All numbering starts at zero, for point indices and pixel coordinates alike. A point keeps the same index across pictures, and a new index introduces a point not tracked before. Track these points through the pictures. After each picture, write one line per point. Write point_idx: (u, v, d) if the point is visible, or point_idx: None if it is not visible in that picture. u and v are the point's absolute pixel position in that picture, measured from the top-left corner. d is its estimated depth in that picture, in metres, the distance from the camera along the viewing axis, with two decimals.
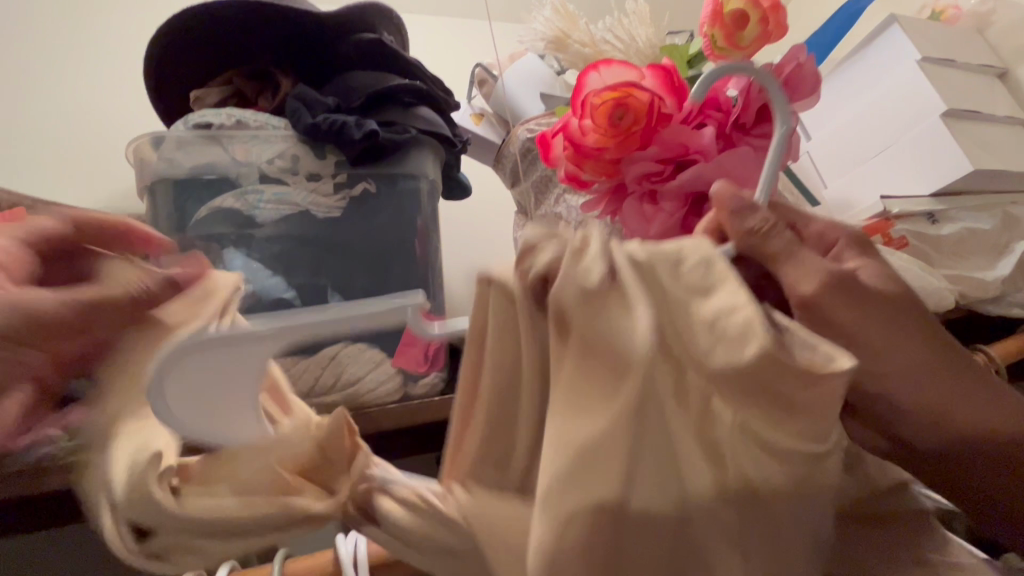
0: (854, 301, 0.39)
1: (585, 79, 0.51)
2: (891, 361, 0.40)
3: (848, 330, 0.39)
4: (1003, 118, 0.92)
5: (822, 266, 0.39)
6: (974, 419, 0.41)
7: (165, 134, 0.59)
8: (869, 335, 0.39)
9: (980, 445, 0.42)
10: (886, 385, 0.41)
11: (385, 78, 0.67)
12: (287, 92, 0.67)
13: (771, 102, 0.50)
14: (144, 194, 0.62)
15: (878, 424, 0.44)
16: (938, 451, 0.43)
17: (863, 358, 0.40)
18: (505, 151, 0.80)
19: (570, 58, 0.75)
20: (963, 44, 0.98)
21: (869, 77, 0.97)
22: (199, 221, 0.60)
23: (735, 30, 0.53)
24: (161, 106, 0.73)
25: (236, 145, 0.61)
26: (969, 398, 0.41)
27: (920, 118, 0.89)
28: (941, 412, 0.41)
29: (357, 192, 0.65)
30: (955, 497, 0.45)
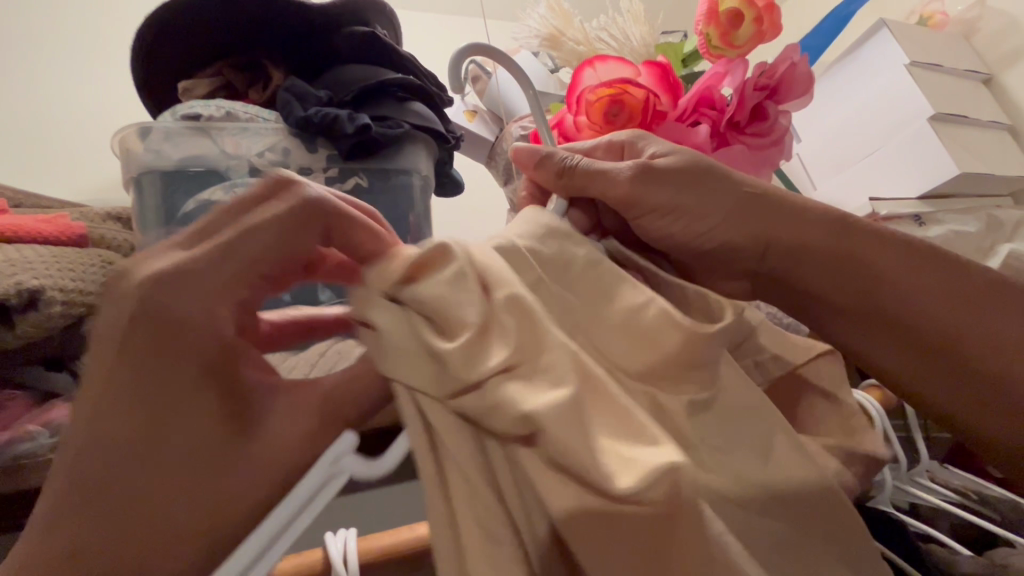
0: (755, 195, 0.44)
1: (580, 75, 0.51)
2: (796, 241, 0.44)
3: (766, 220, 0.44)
4: (987, 122, 0.94)
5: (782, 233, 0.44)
6: (874, 279, 0.45)
7: (152, 125, 0.58)
8: (823, 271, 0.45)
9: (891, 304, 0.45)
10: (788, 260, 0.45)
11: (379, 71, 0.67)
12: (278, 85, 0.66)
13: (765, 101, 0.50)
14: (131, 187, 0.60)
15: (799, 308, 0.48)
16: (860, 314, 0.46)
17: (778, 246, 0.44)
18: (499, 148, 0.80)
19: (564, 55, 0.74)
20: (951, 49, 0.99)
21: (858, 79, 0.98)
22: (187, 214, 0.59)
23: (730, 29, 0.53)
24: (149, 96, 0.72)
25: (226, 137, 0.60)
26: (863, 269, 0.45)
27: (908, 121, 0.90)
28: (838, 282, 0.45)
29: (349, 187, 0.64)
30: (994, 360, 0.44)
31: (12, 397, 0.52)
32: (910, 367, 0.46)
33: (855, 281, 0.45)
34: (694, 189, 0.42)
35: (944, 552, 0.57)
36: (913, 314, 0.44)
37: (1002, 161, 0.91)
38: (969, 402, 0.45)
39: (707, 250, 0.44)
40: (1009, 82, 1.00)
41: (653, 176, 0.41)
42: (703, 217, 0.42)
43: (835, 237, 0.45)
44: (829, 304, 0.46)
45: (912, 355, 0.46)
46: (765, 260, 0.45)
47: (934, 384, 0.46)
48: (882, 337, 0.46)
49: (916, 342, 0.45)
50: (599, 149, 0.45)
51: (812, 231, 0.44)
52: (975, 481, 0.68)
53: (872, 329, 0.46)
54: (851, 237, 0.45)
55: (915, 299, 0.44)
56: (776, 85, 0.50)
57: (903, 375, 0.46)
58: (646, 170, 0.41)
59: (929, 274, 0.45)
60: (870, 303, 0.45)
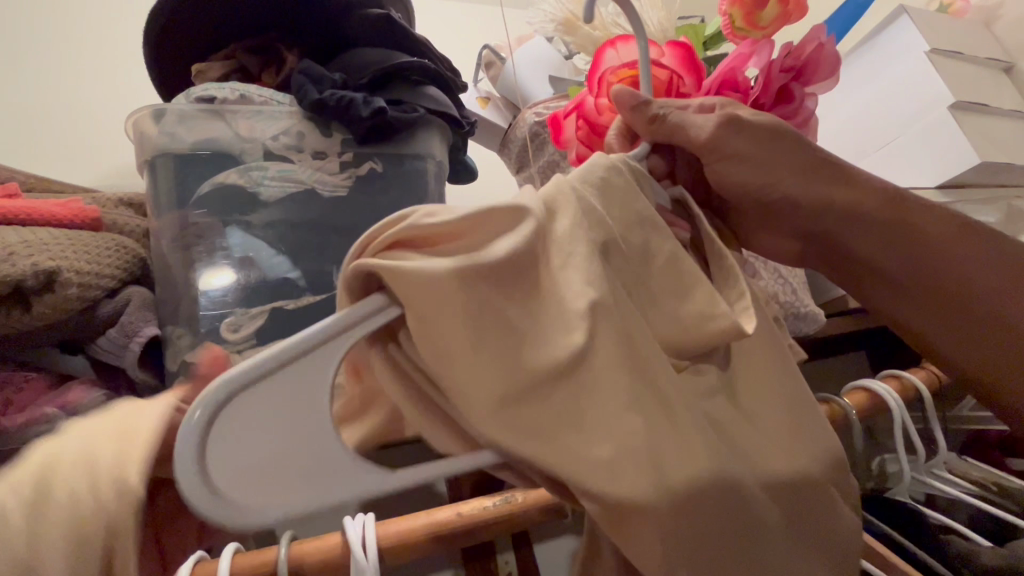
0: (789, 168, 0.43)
1: (602, 56, 0.50)
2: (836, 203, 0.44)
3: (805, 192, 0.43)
4: (1008, 111, 0.92)
5: (821, 205, 0.44)
6: (919, 243, 0.44)
7: (166, 107, 0.57)
8: (866, 233, 0.44)
9: (935, 269, 0.44)
10: (831, 222, 0.44)
11: (394, 55, 0.66)
12: (292, 68, 0.65)
13: (791, 83, 0.49)
14: (144, 169, 0.60)
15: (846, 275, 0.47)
16: (906, 282, 0.45)
17: (819, 212, 0.44)
18: (512, 135, 0.79)
19: (580, 41, 0.73)
20: (972, 37, 0.97)
21: (877, 67, 0.96)
22: (201, 197, 0.58)
23: (754, 10, 0.52)
24: (161, 79, 0.71)
25: (240, 120, 0.60)
26: (908, 231, 0.44)
27: (928, 109, 0.88)
28: (882, 245, 0.44)
29: (363, 171, 0.64)
30: None
31: (30, 379, 0.52)
32: (971, 340, 0.44)
33: (904, 251, 0.44)
34: (761, 144, 0.42)
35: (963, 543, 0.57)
36: (957, 279, 0.44)
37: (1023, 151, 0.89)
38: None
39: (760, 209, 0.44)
40: None
41: (736, 129, 0.41)
42: (763, 177, 0.42)
43: (889, 207, 0.45)
44: (875, 274, 0.46)
45: (970, 328, 0.44)
46: (809, 222, 0.45)
47: (999, 358, 0.44)
48: (926, 310, 0.45)
49: (965, 315, 0.44)
50: (690, 108, 0.42)
51: (856, 198, 0.44)
52: (994, 472, 0.67)
53: (911, 294, 0.45)
54: (905, 208, 0.45)
55: (960, 265, 0.44)
56: (802, 67, 0.49)
57: (949, 349, 0.45)
58: (733, 120, 0.41)
59: (965, 241, 0.45)
60: (917, 276, 0.44)
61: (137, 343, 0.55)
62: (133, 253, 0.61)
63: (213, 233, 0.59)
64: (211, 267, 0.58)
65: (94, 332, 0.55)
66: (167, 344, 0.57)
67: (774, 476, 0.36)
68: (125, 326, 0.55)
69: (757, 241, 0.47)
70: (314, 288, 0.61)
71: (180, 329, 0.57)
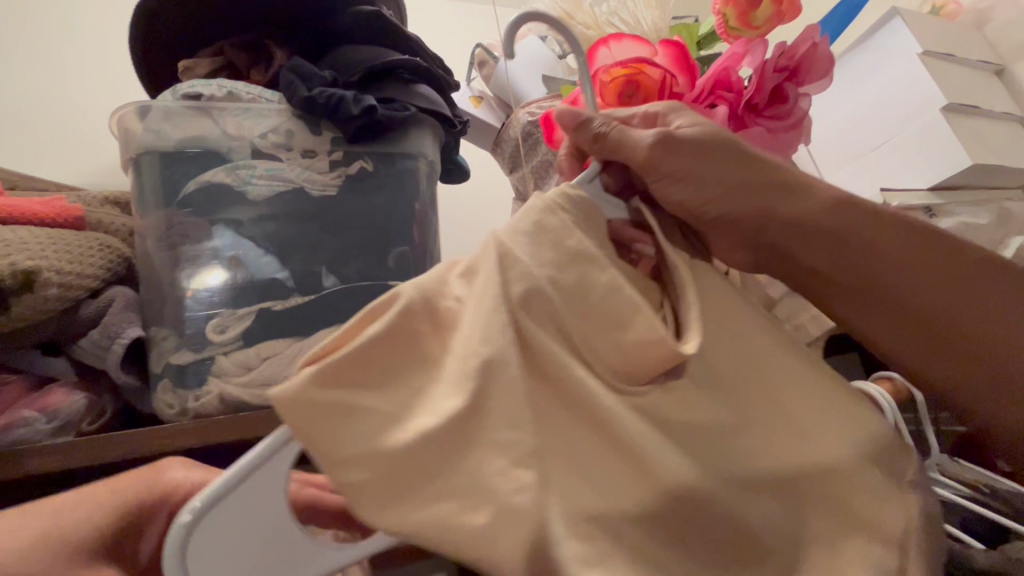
0: (768, 171, 0.44)
1: (595, 54, 0.50)
2: (794, 212, 0.44)
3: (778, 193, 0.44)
4: (999, 113, 0.92)
5: (807, 207, 0.44)
6: (879, 250, 0.44)
7: (151, 104, 0.56)
8: (824, 241, 0.44)
9: (897, 278, 0.44)
10: (787, 231, 0.44)
11: (385, 52, 0.65)
12: (281, 64, 0.64)
13: (784, 83, 0.49)
14: (129, 167, 0.59)
15: (807, 285, 0.47)
16: (868, 291, 0.44)
17: (787, 214, 0.44)
18: (505, 135, 0.78)
19: (573, 40, 0.72)
20: (963, 39, 0.98)
21: (870, 69, 0.96)
22: (188, 196, 0.57)
23: (748, 9, 0.52)
24: (148, 74, 0.70)
25: (228, 118, 0.59)
26: (868, 240, 0.44)
27: (920, 111, 0.88)
28: (843, 255, 0.44)
29: (354, 170, 0.63)
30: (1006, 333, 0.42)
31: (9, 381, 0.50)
32: (931, 347, 0.44)
33: (857, 262, 0.44)
34: (705, 159, 0.42)
35: (957, 546, 0.56)
36: (917, 288, 0.43)
37: (1013, 153, 0.90)
38: (993, 381, 0.43)
39: (731, 216, 0.44)
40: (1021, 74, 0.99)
41: (673, 146, 0.41)
42: (716, 186, 0.42)
43: (842, 216, 0.44)
44: (831, 284, 0.45)
45: (930, 334, 0.44)
46: (765, 232, 0.45)
47: (959, 365, 0.44)
48: (883, 319, 0.45)
49: (919, 323, 0.44)
50: (635, 120, 0.44)
51: (810, 207, 0.44)
52: (987, 475, 0.67)
53: (873, 304, 0.45)
54: (859, 217, 0.44)
55: (921, 273, 0.43)
56: (795, 67, 0.49)
57: (904, 356, 0.45)
58: (668, 138, 0.41)
59: (929, 247, 0.44)
60: (873, 286, 0.44)
61: (120, 345, 0.54)
62: (117, 253, 0.60)
63: (199, 233, 0.57)
64: (199, 270, 0.57)
65: (76, 333, 0.54)
66: (151, 345, 0.56)
67: (775, 476, 0.35)
68: (108, 327, 0.54)
69: (748, 247, 0.46)
70: (301, 288, 0.60)
71: (165, 331, 0.56)
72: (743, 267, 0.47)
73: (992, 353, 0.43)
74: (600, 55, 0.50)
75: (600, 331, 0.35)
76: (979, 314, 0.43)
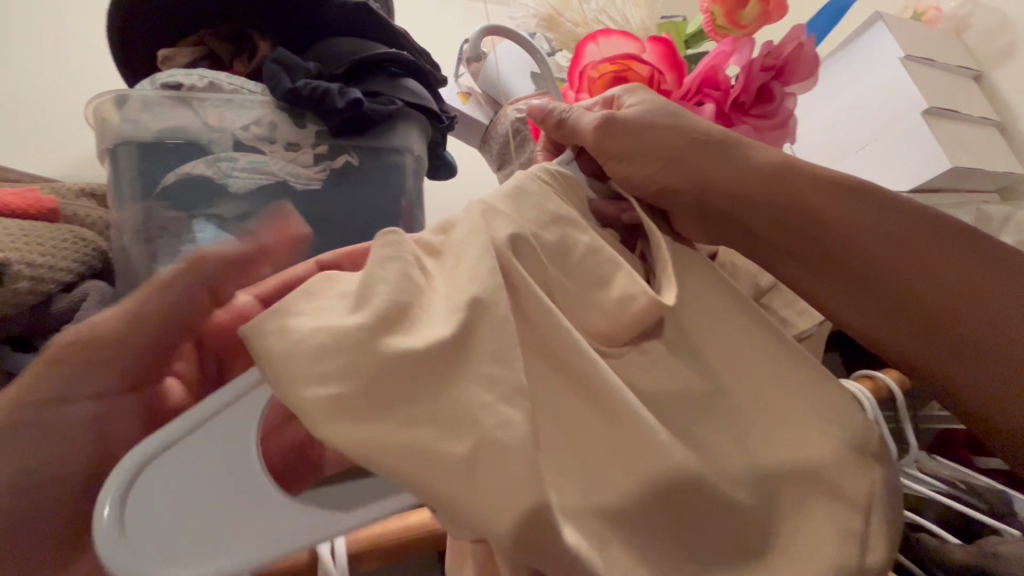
0: (746, 167, 0.44)
1: (583, 50, 0.50)
2: (744, 181, 0.43)
3: (751, 178, 0.44)
4: (977, 118, 0.94)
5: (792, 196, 0.43)
6: (833, 217, 0.43)
7: (129, 93, 0.54)
8: (778, 210, 0.44)
9: (851, 245, 0.43)
10: (740, 198, 0.44)
11: (372, 45, 0.64)
12: (265, 56, 0.63)
13: (770, 82, 0.49)
14: (105, 157, 0.57)
15: (768, 257, 0.46)
16: (825, 259, 0.44)
17: (751, 188, 0.43)
18: (493, 131, 0.78)
19: (562, 38, 0.72)
20: (943, 44, 1.00)
21: (853, 72, 0.98)
22: (166, 188, 0.56)
23: (736, 8, 0.52)
24: (127, 63, 0.68)
25: (209, 109, 0.57)
26: (820, 205, 0.43)
27: (902, 113, 0.90)
28: (798, 221, 0.44)
29: (339, 164, 0.62)
30: (965, 299, 0.41)
31: None
32: (891, 317, 0.43)
33: (836, 240, 0.43)
34: (654, 146, 0.43)
35: (934, 542, 0.57)
36: (872, 254, 0.43)
37: (990, 156, 0.92)
38: (955, 349, 0.41)
39: (694, 188, 0.44)
40: (998, 79, 1.01)
41: (614, 129, 0.43)
42: (683, 177, 0.43)
43: (820, 195, 0.44)
44: (809, 265, 0.44)
45: (889, 303, 0.43)
46: (724, 199, 0.44)
47: (923, 335, 0.42)
48: (861, 299, 0.43)
49: (902, 304, 0.42)
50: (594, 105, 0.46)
51: (757, 178, 0.44)
52: (963, 471, 0.68)
53: (831, 272, 0.44)
54: (836, 196, 0.44)
55: (877, 240, 0.43)
56: (782, 66, 0.49)
57: (886, 340, 0.43)
58: (610, 121, 0.43)
59: (881, 214, 0.44)
60: (850, 265, 0.43)
61: None
62: (92, 245, 0.59)
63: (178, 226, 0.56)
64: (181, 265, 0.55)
65: (48, 328, 0.52)
66: None
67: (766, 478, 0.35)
68: (82, 321, 0.52)
69: (733, 238, 0.46)
70: None
71: None
72: (699, 239, 0.46)
73: (953, 318, 0.41)
74: (588, 52, 0.50)
75: (585, 322, 0.36)
76: (937, 279, 0.42)
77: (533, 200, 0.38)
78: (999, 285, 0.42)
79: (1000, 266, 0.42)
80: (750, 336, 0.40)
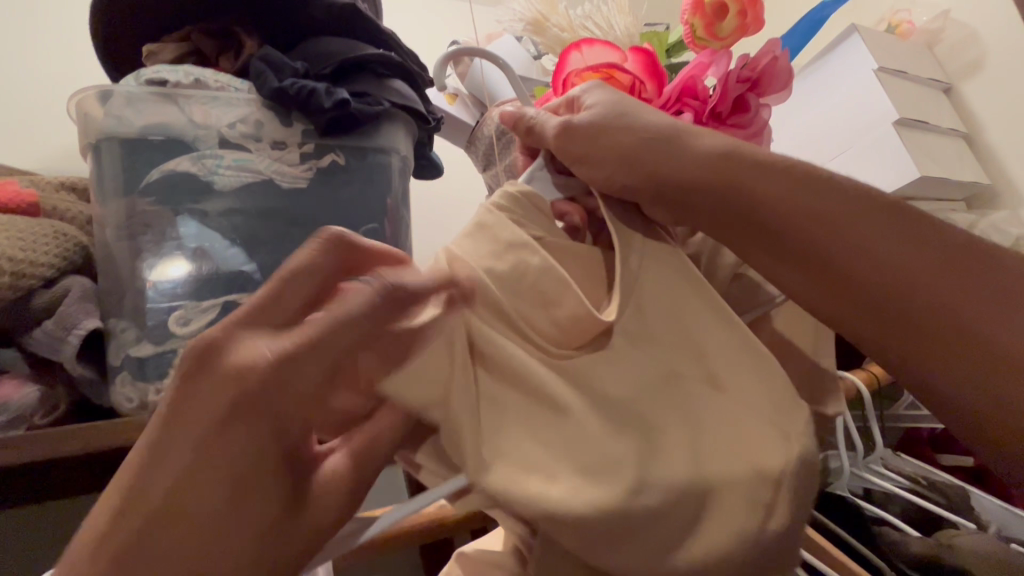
0: (708, 151, 0.43)
1: (567, 58, 0.51)
2: (705, 165, 0.43)
3: (715, 163, 0.43)
4: (945, 129, 0.98)
5: (757, 182, 0.42)
6: (794, 204, 0.42)
7: (113, 88, 0.54)
8: (740, 195, 0.42)
9: (813, 232, 0.42)
10: (704, 183, 0.42)
11: (359, 45, 0.65)
12: (252, 54, 0.63)
13: (746, 94, 0.51)
14: (88, 152, 0.57)
15: (735, 245, 0.44)
16: (791, 247, 0.42)
17: (713, 173, 0.42)
18: (479, 133, 0.79)
19: (548, 42, 0.73)
20: (916, 57, 1.03)
21: (830, 81, 1.01)
22: (150, 185, 0.56)
23: (715, 21, 0.54)
24: (110, 56, 0.68)
25: (194, 106, 0.57)
26: (780, 190, 0.42)
27: (875, 123, 0.93)
28: (761, 208, 0.42)
29: (325, 164, 0.63)
30: (933, 282, 0.40)
31: None
32: (860, 305, 0.41)
33: (812, 234, 0.42)
34: (610, 142, 0.43)
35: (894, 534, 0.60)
36: (835, 240, 0.41)
37: (957, 167, 0.95)
38: (929, 335, 0.40)
39: (655, 175, 0.43)
40: (966, 92, 1.05)
41: (574, 134, 0.43)
42: (639, 175, 0.43)
43: (786, 184, 0.42)
44: (785, 258, 0.43)
45: (857, 292, 0.41)
46: (688, 184, 0.43)
47: (895, 323, 0.41)
48: (846, 297, 0.41)
49: (870, 291, 0.41)
50: (560, 109, 0.47)
51: (717, 163, 0.43)
52: (925, 468, 0.72)
53: (796, 260, 0.42)
54: (813, 189, 0.42)
55: (840, 225, 0.42)
56: (757, 78, 0.51)
57: (872, 336, 0.42)
58: (568, 126, 0.44)
59: (843, 200, 0.42)
60: (829, 259, 0.42)
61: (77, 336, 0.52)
62: (75, 241, 0.58)
63: (162, 222, 0.56)
64: (163, 262, 0.55)
65: (29, 323, 0.52)
66: (110, 337, 0.55)
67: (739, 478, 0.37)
68: (63, 317, 0.52)
69: (700, 223, 0.44)
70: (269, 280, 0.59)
71: (124, 323, 0.54)
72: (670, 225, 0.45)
73: (921, 304, 0.40)
74: (572, 60, 0.51)
75: (556, 316, 0.37)
76: (904, 264, 0.41)
77: (498, 214, 0.40)
78: (967, 266, 0.40)
79: (984, 263, 0.40)
80: (718, 331, 0.40)
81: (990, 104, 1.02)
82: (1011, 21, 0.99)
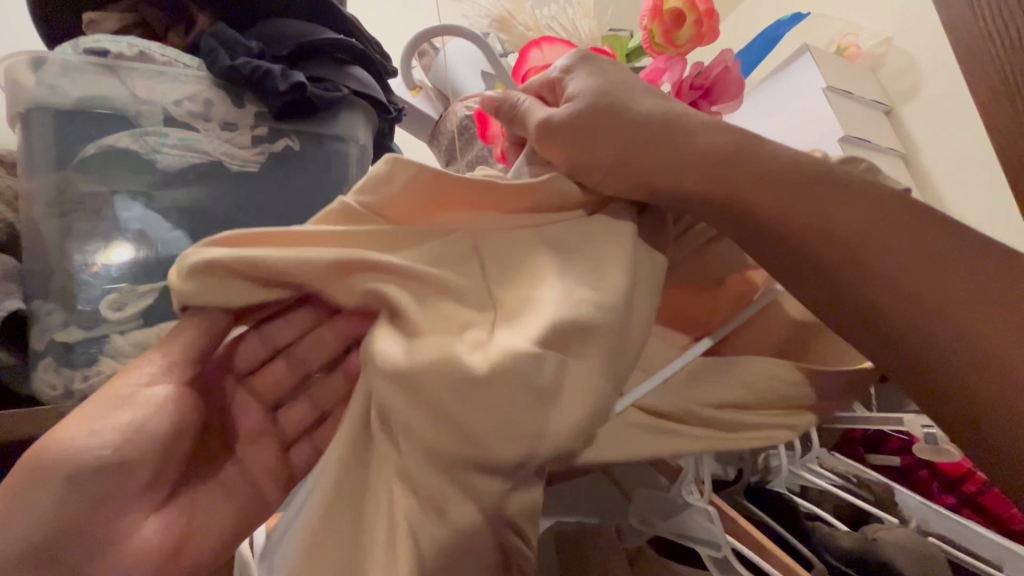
0: (709, 132, 0.40)
1: (527, 55, 0.51)
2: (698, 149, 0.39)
3: (708, 147, 0.39)
4: (884, 148, 1.04)
5: (749, 166, 0.39)
6: (793, 191, 0.38)
7: (48, 55, 0.50)
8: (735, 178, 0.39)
9: (812, 221, 0.38)
10: (699, 167, 0.39)
11: (318, 29, 0.63)
12: (203, 29, 0.60)
13: (699, 101, 0.53)
14: (15, 123, 0.52)
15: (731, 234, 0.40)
16: (787, 236, 0.38)
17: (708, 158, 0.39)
18: (442, 127, 0.78)
19: (513, 39, 0.73)
20: (860, 80, 1.09)
21: (782, 97, 1.05)
22: (86, 161, 0.53)
23: (673, 29, 0.55)
24: (46, 22, 0.63)
25: (138, 80, 0.54)
26: (778, 176, 0.39)
27: (821, 139, 0.98)
28: (759, 194, 0.39)
29: (278, 148, 0.61)
30: (946, 279, 0.36)
31: None
32: (870, 301, 0.37)
33: (811, 223, 0.38)
34: (606, 128, 0.40)
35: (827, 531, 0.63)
36: (838, 230, 0.38)
37: None
38: (943, 337, 0.35)
39: (643, 157, 0.39)
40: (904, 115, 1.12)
41: (557, 132, 0.41)
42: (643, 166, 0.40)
43: (785, 171, 0.39)
44: (779, 250, 0.39)
45: (863, 286, 0.37)
46: (687, 168, 0.39)
47: (906, 325, 0.36)
48: (846, 295, 0.38)
49: (879, 285, 0.37)
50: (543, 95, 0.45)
51: (714, 147, 0.40)
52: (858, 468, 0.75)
53: (792, 253, 0.39)
54: (823, 187, 0.39)
55: (843, 214, 0.38)
56: (710, 86, 0.52)
57: (873, 339, 0.38)
58: (550, 124, 0.41)
59: (848, 190, 0.39)
60: (835, 266, 0.38)
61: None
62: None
63: (97, 201, 0.53)
64: (101, 246, 0.52)
65: None
66: (34, 321, 0.51)
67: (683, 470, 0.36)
68: None
69: (694, 209, 0.40)
70: None
71: (49, 305, 0.51)
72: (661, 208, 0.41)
73: (937, 302, 0.36)
74: (533, 55, 0.51)
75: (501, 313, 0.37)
76: (915, 256, 0.37)
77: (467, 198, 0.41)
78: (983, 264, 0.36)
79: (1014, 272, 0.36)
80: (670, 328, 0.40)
81: (925, 128, 1.09)
82: (945, 52, 1.06)
